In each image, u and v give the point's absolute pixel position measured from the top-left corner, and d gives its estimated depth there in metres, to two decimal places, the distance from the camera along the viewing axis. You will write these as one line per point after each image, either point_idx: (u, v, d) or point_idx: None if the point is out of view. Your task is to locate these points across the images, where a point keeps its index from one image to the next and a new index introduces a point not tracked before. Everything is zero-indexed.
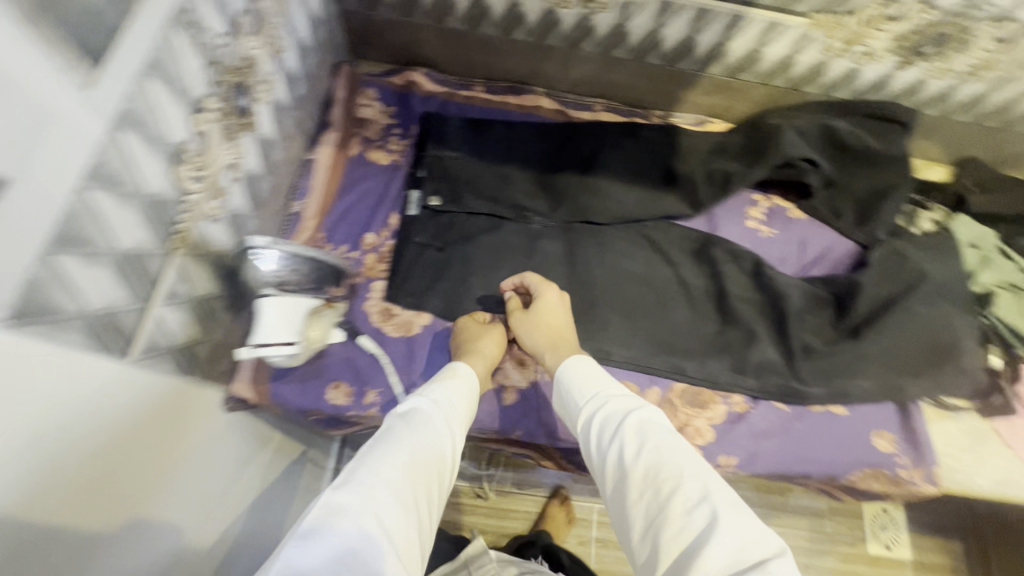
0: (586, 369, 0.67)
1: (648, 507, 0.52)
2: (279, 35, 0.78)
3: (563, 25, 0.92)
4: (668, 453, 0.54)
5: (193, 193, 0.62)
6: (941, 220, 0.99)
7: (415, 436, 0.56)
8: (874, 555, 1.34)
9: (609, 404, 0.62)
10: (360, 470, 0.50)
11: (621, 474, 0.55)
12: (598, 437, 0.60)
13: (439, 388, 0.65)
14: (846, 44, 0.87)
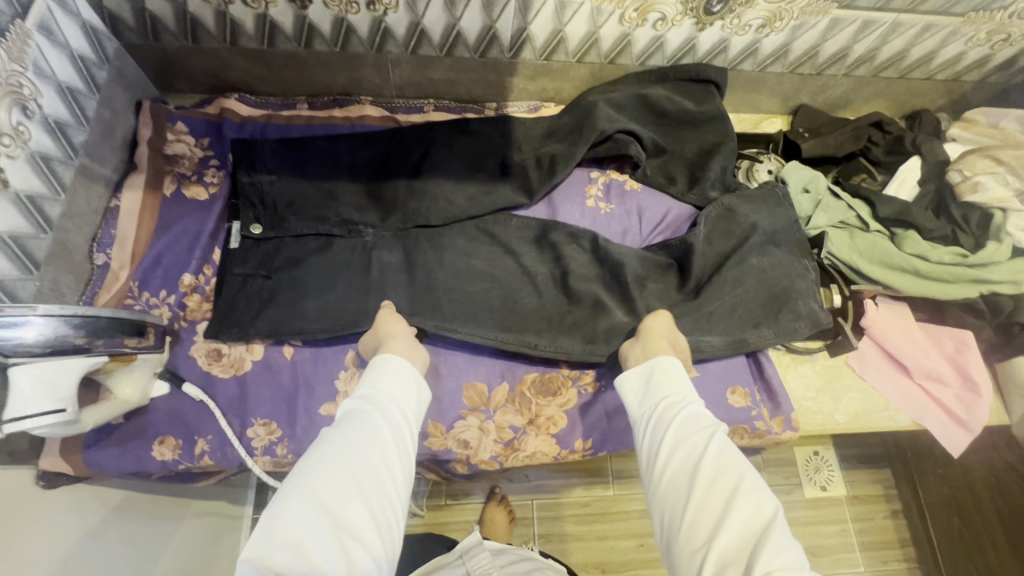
0: (675, 370, 0.68)
1: (715, 505, 0.52)
2: (25, 83, 0.67)
3: (360, 31, 0.85)
4: (740, 459, 0.55)
5: None
6: (775, 170, 1.01)
7: (359, 430, 0.56)
8: (812, 498, 1.37)
9: (701, 407, 0.63)
10: (304, 473, 0.52)
11: (696, 466, 0.56)
12: (678, 435, 0.60)
13: (389, 379, 0.64)
14: (638, 14, 0.85)
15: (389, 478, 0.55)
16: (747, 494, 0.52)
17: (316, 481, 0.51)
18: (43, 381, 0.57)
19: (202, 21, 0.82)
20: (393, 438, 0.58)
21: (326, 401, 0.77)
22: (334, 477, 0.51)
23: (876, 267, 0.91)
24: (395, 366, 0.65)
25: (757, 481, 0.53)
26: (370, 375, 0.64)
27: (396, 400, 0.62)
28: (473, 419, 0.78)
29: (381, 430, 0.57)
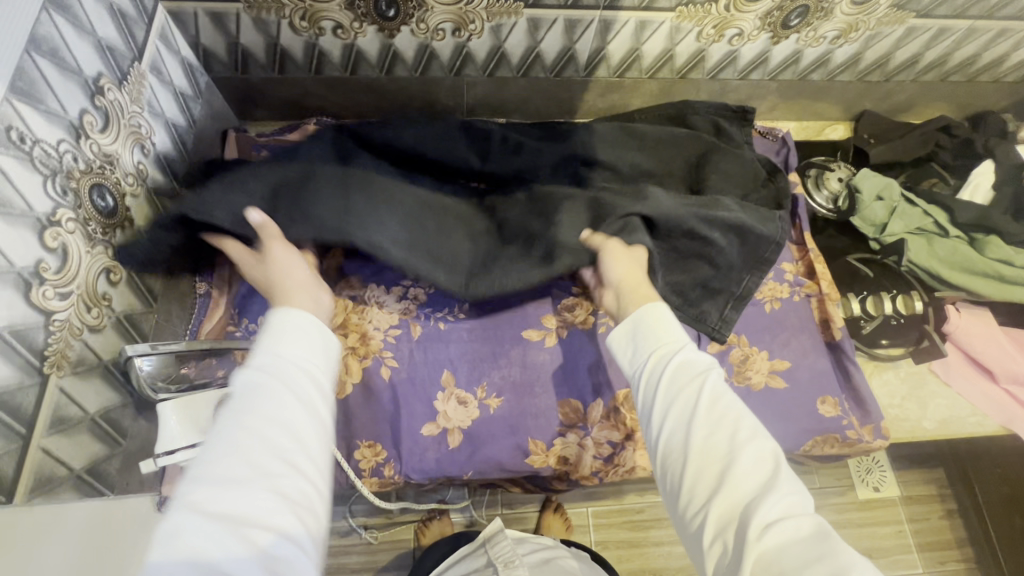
0: (661, 316, 0.58)
1: (711, 467, 0.46)
2: (142, 123, 0.69)
3: (442, 56, 0.87)
4: (733, 410, 0.48)
5: (60, 311, 0.54)
6: (846, 178, 1.01)
7: (254, 410, 0.41)
8: (866, 499, 1.35)
9: (688, 355, 0.54)
10: (183, 480, 0.37)
11: (688, 425, 0.48)
12: (665, 395, 0.51)
13: (287, 333, 0.47)
14: (717, 31, 0.86)
15: (302, 445, 0.41)
16: (740, 451, 0.45)
17: (203, 484, 0.37)
18: (187, 420, 0.58)
19: (291, 52, 0.84)
20: (303, 407, 0.43)
21: (426, 422, 0.79)
22: (233, 472, 0.38)
23: (957, 273, 0.91)
24: (298, 321, 0.49)
25: (752, 434, 0.47)
26: (266, 335, 0.47)
27: (298, 360, 0.46)
28: (571, 436, 0.79)
29: (290, 402, 0.42)
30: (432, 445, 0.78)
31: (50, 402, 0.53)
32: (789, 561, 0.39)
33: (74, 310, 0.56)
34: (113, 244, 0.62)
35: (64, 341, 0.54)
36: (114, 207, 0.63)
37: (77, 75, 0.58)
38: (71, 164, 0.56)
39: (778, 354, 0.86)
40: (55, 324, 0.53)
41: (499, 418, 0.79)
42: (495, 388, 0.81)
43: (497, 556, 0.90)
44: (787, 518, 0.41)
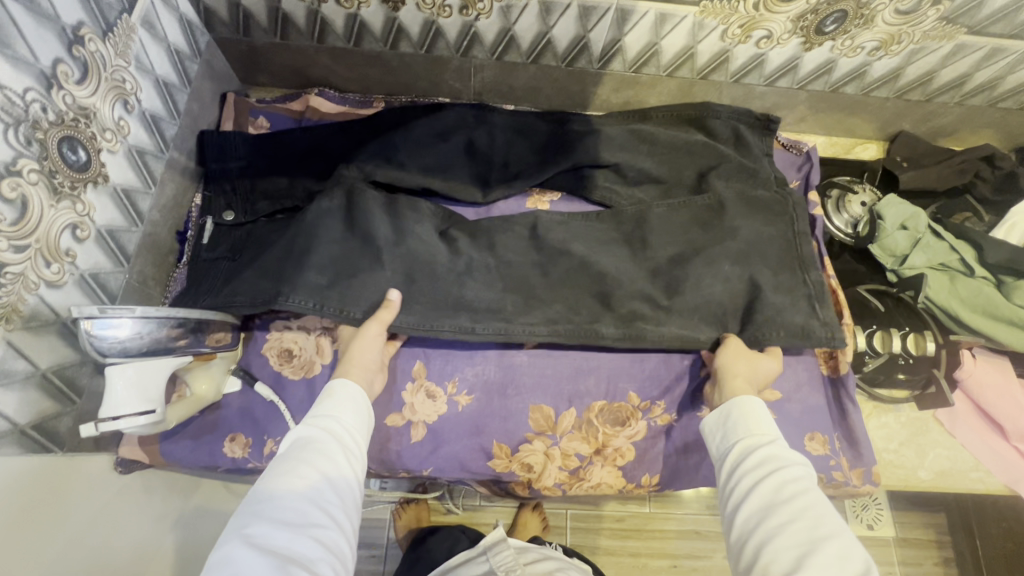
0: (754, 407, 0.61)
1: (788, 547, 0.48)
2: (127, 78, 0.67)
3: (448, 35, 0.83)
4: (817, 503, 0.50)
5: (15, 264, 0.53)
6: (870, 203, 0.94)
7: (312, 448, 0.57)
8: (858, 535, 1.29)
9: (779, 447, 0.56)
10: (261, 494, 0.52)
11: (766, 515, 0.51)
12: (747, 479, 0.55)
13: (330, 400, 0.63)
14: (743, 31, 0.80)
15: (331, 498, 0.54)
16: (824, 537, 0.47)
17: (265, 510, 0.51)
18: (136, 385, 0.57)
19: (293, 17, 0.82)
20: (343, 458, 0.58)
21: (392, 412, 0.77)
22: (288, 503, 0.52)
23: (978, 316, 0.84)
24: (348, 390, 0.65)
25: (836, 528, 0.48)
26: (326, 398, 0.64)
27: (346, 422, 0.61)
28: (539, 443, 0.76)
29: (331, 455, 0.57)
30: (394, 436, 0.76)
31: None
32: None
33: (31, 263, 0.55)
34: (83, 199, 0.61)
35: (17, 294, 0.53)
36: (86, 162, 0.61)
37: (54, 21, 0.56)
38: (39, 114, 0.54)
39: (769, 384, 0.81)
40: (7, 276, 0.52)
41: (466, 417, 0.77)
42: (467, 385, 0.79)
43: (499, 566, 0.89)
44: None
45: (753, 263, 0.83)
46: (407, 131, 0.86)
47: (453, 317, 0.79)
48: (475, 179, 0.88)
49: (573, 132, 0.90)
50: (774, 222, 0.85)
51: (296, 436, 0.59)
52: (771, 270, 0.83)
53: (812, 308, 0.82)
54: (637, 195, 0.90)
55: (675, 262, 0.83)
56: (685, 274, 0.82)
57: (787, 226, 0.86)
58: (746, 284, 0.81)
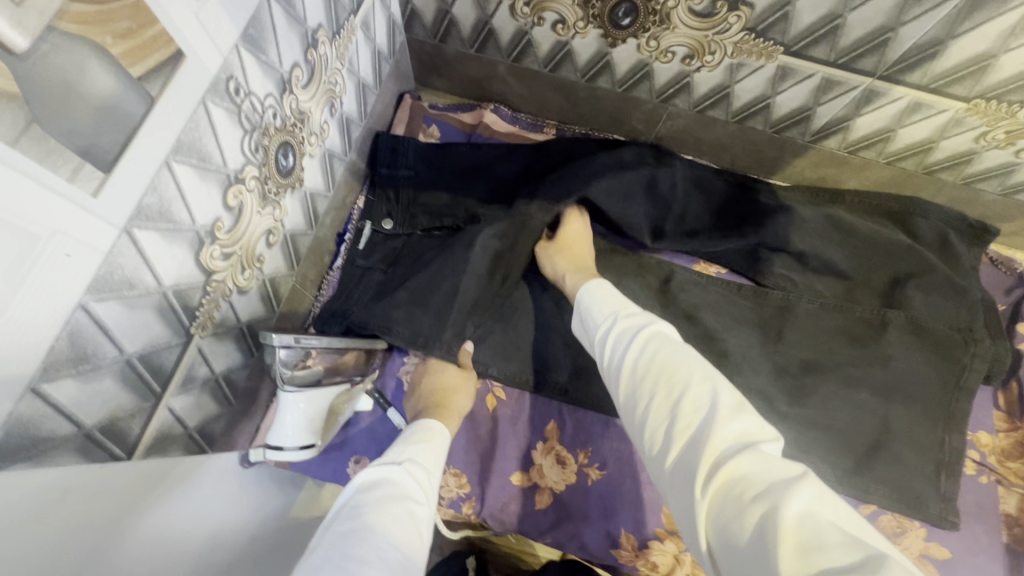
0: (606, 291, 0.56)
1: (651, 406, 0.42)
2: (338, 81, 0.64)
3: (656, 79, 0.76)
4: (679, 354, 0.44)
5: (220, 272, 0.51)
6: None
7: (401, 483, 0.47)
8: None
9: (629, 319, 0.50)
10: (353, 527, 0.41)
11: (630, 379, 0.45)
12: (610, 350, 0.48)
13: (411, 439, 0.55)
14: (1008, 137, 0.68)
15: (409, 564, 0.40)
16: (682, 389, 0.41)
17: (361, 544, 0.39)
18: (306, 414, 0.55)
19: (498, 34, 0.77)
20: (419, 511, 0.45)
21: (518, 470, 0.73)
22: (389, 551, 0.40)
23: None
24: (427, 433, 0.57)
25: (697, 374, 0.42)
26: (408, 438, 0.55)
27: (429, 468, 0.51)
28: (670, 543, 0.68)
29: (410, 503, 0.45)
30: (517, 497, 0.72)
31: (186, 361, 0.50)
32: (747, 493, 0.34)
33: (231, 270, 0.53)
34: (281, 205, 0.59)
35: (214, 301, 0.52)
36: (291, 167, 0.59)
37: (301, 24, 0.53)
38: (270, 120, 0.52)
39: (938, 539, 0.71)
40: (212, 285, 0.50)
41: (595, 494, 0.71)
42: (600, 457, 0.73)
43: None
44: (734, 448, 0.37)
45: (893, 403, 0.74)
46: (586, 171, 0.80)
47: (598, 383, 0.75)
48: (647, 230, 0.81)
49: (762, 205, 0.81)
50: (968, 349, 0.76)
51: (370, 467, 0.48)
52: (911, 415, 0.74)
53: (937, 476, 0.73)
54: (816, 286, 0.81)
55: (806, 369, 0.77)
56: (812, 389, 0.76)
57: (951, 372, 0.75)
58: (906, 428, 0.73)
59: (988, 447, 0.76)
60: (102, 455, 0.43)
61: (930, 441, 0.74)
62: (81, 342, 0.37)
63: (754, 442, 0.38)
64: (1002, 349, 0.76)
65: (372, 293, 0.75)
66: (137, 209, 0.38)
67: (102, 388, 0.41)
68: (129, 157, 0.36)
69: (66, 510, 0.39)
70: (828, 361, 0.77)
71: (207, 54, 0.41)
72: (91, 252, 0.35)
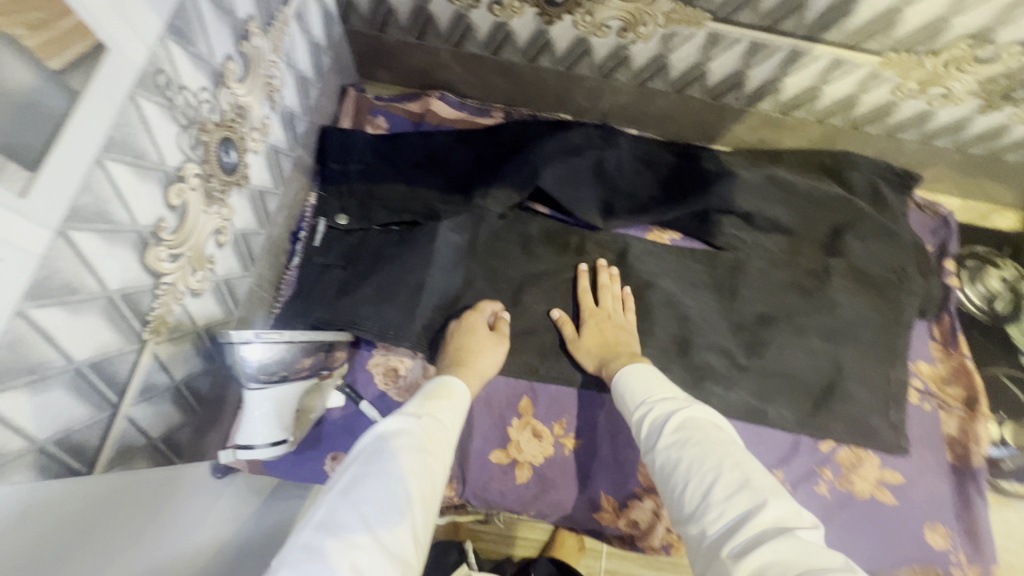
0: (647, 373, 0.62)
1: (691, 490, 0.47)
2: (276, 74, 0.63)
3: (595, 54, 0.78)
4: (715, 441, 0.49)
5: (170, 274, 0.49)
6: (1010, 279, 0.88)
7: (407, 445, 0.49)
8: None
9: (664, 405, 0.55)
10: (355, 497, 0.43)
11: (669, 465, 0.49)
12: (650, 435, 0.54)
13: (423, 402, 0.56)
14: (921, 87, 0.73)
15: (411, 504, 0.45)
16: (718, 471, 0.46)
17: (361, 516, 0.42)
18: (274, 411, 0.54)
19: (436, 19, 0.77)
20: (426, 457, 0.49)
21: (496, 447, 0.74)
22: (383, 519, 0.43)
23: None
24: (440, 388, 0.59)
25: (733, 460, 0.47)
26: (421, 399, 0.56)
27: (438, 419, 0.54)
28: (647, 500, 0.72)
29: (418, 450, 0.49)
30: (498, 475, 0.73)
31: (143, 369, 0.49)
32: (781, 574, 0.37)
33: (182, 272, 0.51)
34: (227, 203, 0.58)
35: (167, 305, 0.50)
36: (235, 164, 0.58)
37: (230, 15, 0.52)
38: (207, 115, 0.51)
39: (891, 465, 0.76)
40: (162, 288, 0.49)
41: (572, 462, 0.74)
42: (575, 427, 0.75)
43: None
44: (769, 530, 0.40)
45: (843, 344, 0.80)
46: (536, 150, 0.81)
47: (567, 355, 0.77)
48: (600, 205, 0.84)
49: (707, 170, 0.84)
50: (903, 289, 0.82)
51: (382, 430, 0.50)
52: (860, 355, 0.80)
53: (886, 407, 0.78)
54: (764, 243, 0.85)
55: (761, 322, 0.81)
56: (769, 338, 0.80)
57: (891, 311, 0.81)
58: (852, 371, 0.79)
59: (929, 376, 0.82)
60: (61, 470, 0.42)
61: (878, 375, 0.79)
62: (26, 351, 0.36)
63: (790, 527, 0.41)
64: (932, 288, 0.83)
65: (334, 289, 0.74)
66: (72, 210, 0.37)
67: (52, 399, 0.39)
68: (57, 156, 0.35)
69: (38, 532, 0.38)
70: (784, 313, 0.81)
71: (132, 46, 0.39)
72: (26, 255, 0.34)
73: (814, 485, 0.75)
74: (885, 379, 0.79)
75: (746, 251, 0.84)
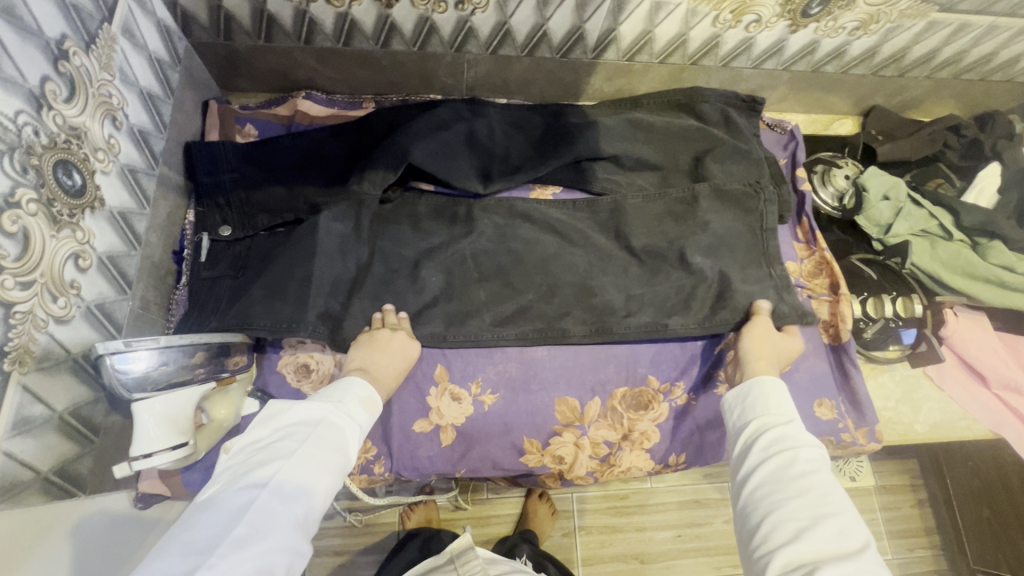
0: (776, 392, 0.62)
1: (794, 520, 0.49)
2: (113, 92, 0.63)
3: (442, 30, 0.81)
4: (831, 487, 0.51)
5: (23, 302, 0.49)
6: (853, 175, 0.99)
7: (333, 446, 0.52)
8: (841, 487, 1.25)
9: (794, 428, 0.57)
10: (282, 494, 0.46)
11: (786, 488, 0.51)
12: (767, 451, 0.56)
13: (356, 401, 0.58)
14: (734, 16, 0.82)
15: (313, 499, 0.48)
16: (833, 512, 0.48)
17: (282, 513, 0.45)
18: (166, 418, 0.55)
19: (279, 18, 0.78)
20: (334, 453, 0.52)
21: (419, 418, 0.76)
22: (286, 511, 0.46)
23: (956, 276, 0.90)
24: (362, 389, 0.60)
25: (842, 506, 0.49)
26: (357, 400, 0.58)
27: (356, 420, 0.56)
28: (567, 434, 0.78)
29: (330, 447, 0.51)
30: (424, 442, 0.76)
31: (12, 400, 0.48)
32: None
33: (38, 299, 0.51)
34: (81, 226, 0.57)
35: (27, 334, 0.50)
36: (82, 186, 0.57)
37: (37, 36, 0.51)
38: (32, 138, 0.50)
39: None
40: (16, 317, 0.48)
41: (493, 415, 0.77)
42: (491, 383, 0.79)
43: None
44: None
45: (721, 256, 0.84)
46: (407, 131, 0.84)
47: (471, 319, 0.79)
48: (479, 173, 0.87)
49: (572, 124, 0.90)
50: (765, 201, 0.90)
51: (316, 427, 0.52)
52: (739, 263, 0.84)
53: None
54: (638, 182, 0.91)
55: None
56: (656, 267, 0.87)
57: (755, 220, 0.87)
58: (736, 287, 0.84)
59: (797, 272, 0.91)
60: None
61: (762, 276, 0.83)
62: None
63: None
64: (788, 194, 0.92)
65: (227, 299, 0.74)
66: None
67: None
68: None
69: None
70: (663, 246, 0.84)
71: None
72: None
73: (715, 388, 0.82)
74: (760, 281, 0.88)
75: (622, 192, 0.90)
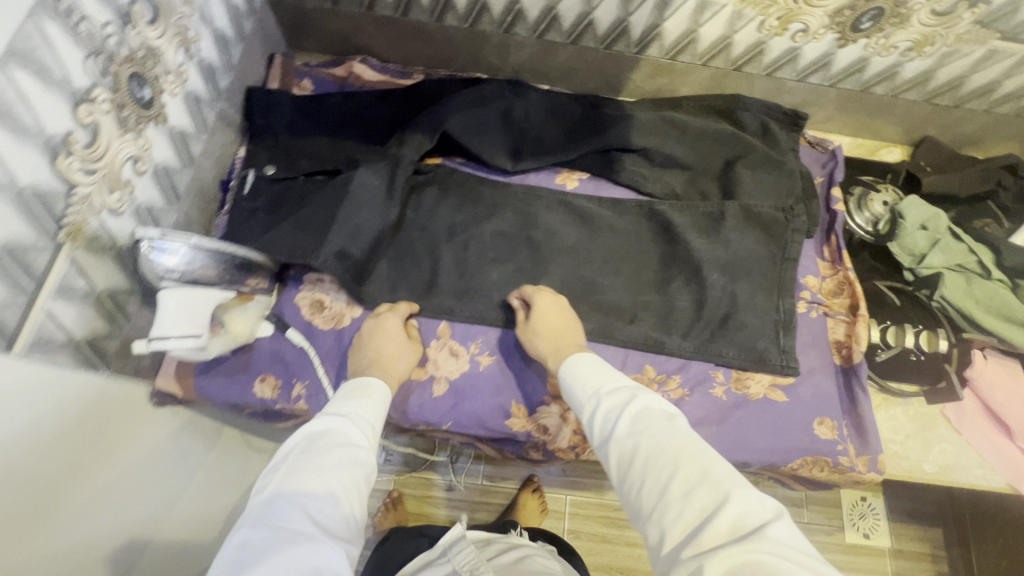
0: (594, 365, 0.63)
1: (649, 485, 0.48)
2: (190, 26, 0.70)
3: (494, 10, 0.86)
4: (670, 432, 0.51)
5: (84, 186, 0.55)
6: (891, 203, 0.96)
7: (338, 440, 0.54)
8: (853, 543, 1.15)
9: (607, 399, 0.57)
10: (293, 493, 0.48)
11: (634, 454, 0.51)
12: (603, 427, 0.56)
13: (356, 403, 0.60)
14: (781, 23, 0.82)
15: (348, 490, 0.50)
16: (672, 469, 0.47)
17: (302, 508, 0.47)
18: (185, 309, 0.61)
19: None
20: (348, 447, 0.54)
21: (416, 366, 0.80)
22: (322, 510, 0.47)
23: (991, 317, 0.85)
24: (361, 389, 0.63)
25: (694, 446, 0.49)
26: (343, 398, 0.61)
27: (360, 417, 0.59)
28: (554, 407, 0.79)
29: (345, 444, 0.54)
30: (416, 389, 0.79)
31: (60, 267, 0.55)
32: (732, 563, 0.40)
33: (97, 187, 0.58)
34: (144, 135, 0.64)
35: (82, 216, 0.56)
36: (150, 99, 0.64)
37: None
38: (114, 48, 0.58)
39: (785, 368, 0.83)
40: (76, 197, 0.55)
41: (486, 376, 0.80)
42: (489, 345, 0.81)
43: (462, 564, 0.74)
44: (731, 537, 0.42)
45: (738, 279, 0.85)
46: (448, 101, 0.88)
47: (481, 297, 0.83)
48: (509, 149, 0.91)
49: (606, 115, 0.93)
50: (791, 213, 0.88)
51: (319, 433, 0.54)
52: (753, 288, 0.85)
53: (777, 333, 0.84)
54: (664, 179, 0.92)
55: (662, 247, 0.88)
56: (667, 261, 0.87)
57: (778, 248, 0.87)
58: (746, 301, 0.84)
59: (816, 287, 0.89)
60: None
61: (769, 306, 0.85)
62: None
63: (755, 528, 0.42)
64: (812, 211, 0.91)
65: (259, 230, 0.80)
66: None
67: None
68: None
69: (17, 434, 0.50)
70: (681, 256, 0.87)
71: None
72: None
73: (710, 388, 0.82)
74: (772, 290, 0.86)
75: (647, 184, 0.92)
